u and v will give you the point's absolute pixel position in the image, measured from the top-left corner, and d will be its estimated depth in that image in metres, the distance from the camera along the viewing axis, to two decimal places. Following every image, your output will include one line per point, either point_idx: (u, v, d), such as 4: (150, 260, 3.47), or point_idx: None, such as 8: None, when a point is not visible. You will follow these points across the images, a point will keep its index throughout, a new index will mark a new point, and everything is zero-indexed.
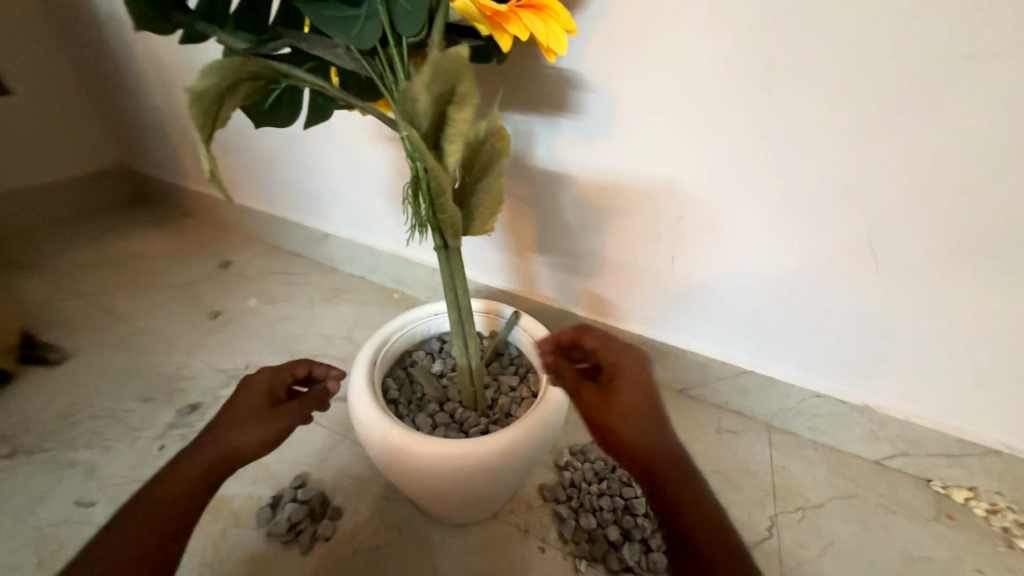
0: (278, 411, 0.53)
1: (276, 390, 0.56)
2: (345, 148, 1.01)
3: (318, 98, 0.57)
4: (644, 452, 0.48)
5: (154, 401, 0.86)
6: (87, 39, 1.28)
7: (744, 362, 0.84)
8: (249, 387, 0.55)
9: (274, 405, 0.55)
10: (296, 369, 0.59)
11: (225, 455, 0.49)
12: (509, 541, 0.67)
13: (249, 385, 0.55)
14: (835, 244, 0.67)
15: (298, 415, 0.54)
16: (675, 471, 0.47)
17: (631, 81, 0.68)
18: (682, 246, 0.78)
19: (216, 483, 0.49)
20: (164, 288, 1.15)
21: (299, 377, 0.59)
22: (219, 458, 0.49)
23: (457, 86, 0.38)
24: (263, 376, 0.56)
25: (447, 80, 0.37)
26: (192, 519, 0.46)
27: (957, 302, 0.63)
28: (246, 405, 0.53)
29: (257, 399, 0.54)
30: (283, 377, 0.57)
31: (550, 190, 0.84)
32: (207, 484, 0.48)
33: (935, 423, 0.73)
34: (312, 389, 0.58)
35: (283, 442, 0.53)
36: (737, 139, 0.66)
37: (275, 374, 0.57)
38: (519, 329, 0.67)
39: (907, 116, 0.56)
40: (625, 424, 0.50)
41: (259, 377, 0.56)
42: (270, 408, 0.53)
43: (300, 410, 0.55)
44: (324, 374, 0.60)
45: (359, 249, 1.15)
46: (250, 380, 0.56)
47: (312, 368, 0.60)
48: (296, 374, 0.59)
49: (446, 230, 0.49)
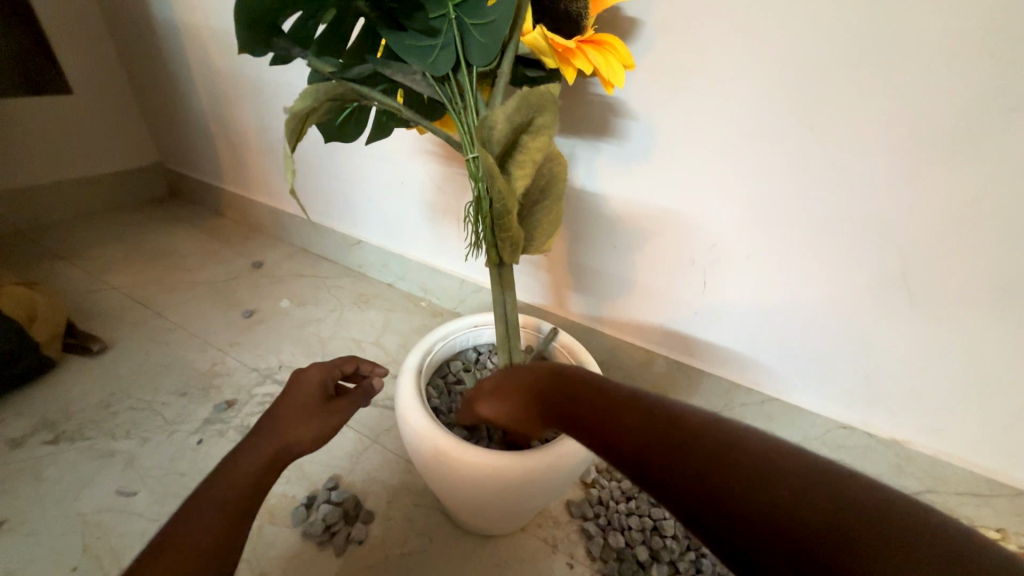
0: (331, 407, 0.58)
1: (327, 384, 0.61)
2: (384, 159, 1.04)
3: (383, 116, 0.60)
4: (658, 443, 0.39)
5: (190, 396, 0.88)
6: (141, 43, 1.33)
7: (770, 389, 0.84)
8: (303, 381, 0.59)
9: (326, 401, 0.59)
10: (345, 365, 0.64)
11: (283, 448, 0.52)
12: (537, 556, 0.68)
13: (303, 380, 0.59)
14: (874, 279, 0.68)
15: (348, 411, 0.59)
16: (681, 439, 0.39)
17: (677, 112, 0.71)
18: (715, 273, 0.79)
19: (275, 475, 0.52)
20: (199, 285, 1.18)
21: (347, 373, 0.64)
22: (278, 451, 0.52)
23: (537, 118, 0.43)
24: (315, 373, 0.61)
25: (529, 112, 0.42)
26: (252, 512, 0.48)
27: (992, 342, 0.64)
28: (302, 399, 0.58)
29: (312, 393, 0.58)
30: (333, 373, 0.62)
31: (587, 210, 0.86)
32: (270, 475, 0.51)
33: (965, 460, 0.73)
34: (359, 386, 0.62)
35: (335, 435, 0.57)
36: (780, 171, 0.68)
37: (326, 370, 0.61)
38: (555, 345, 0.70)
39: (951, 160, 0.58)
40: (604, 427, 0.42)
41: (311, 373, 0.60)
42: (323, 405, 0.58)
43: (348, 407, 0.60)
44: (369, 372, 0.66)
45: (389, 256, 1.18)
46: (303, 374, 0.60)
47: (358, 366, 0.65)
48: (344, 370, 0.64)
49: (503, 248, 0.52)
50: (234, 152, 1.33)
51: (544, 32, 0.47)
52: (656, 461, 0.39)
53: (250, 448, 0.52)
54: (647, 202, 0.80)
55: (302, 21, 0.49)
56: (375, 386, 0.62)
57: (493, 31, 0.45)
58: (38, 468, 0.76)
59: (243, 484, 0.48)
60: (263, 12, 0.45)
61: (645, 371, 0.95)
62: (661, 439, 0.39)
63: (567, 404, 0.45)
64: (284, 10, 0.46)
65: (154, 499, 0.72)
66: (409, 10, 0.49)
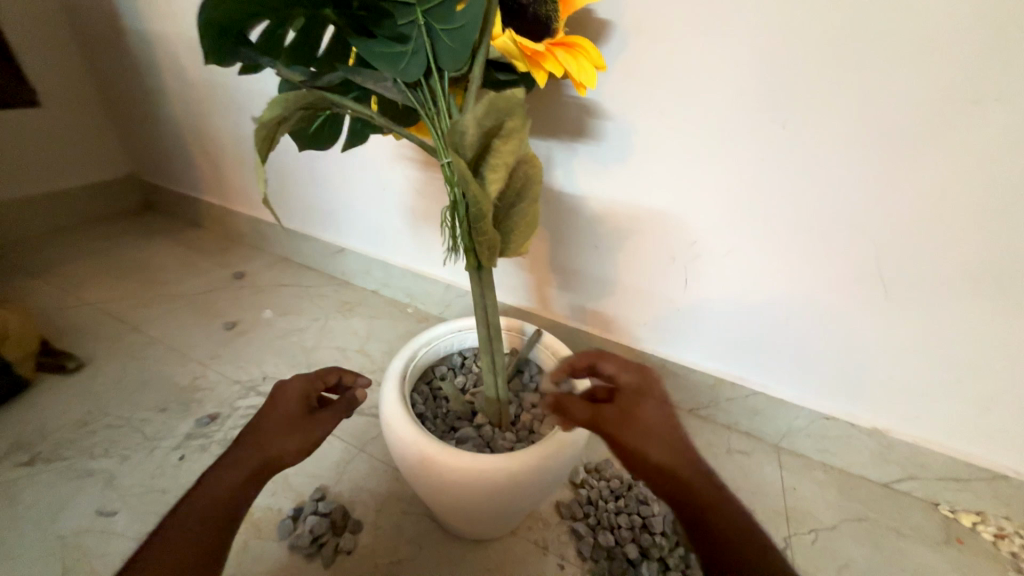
0: (314, 419, 0.57)
1: (310, 396, 0.59)
2: (365, 166, 1.04)
3: (357, 123, 0.60)
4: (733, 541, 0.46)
5: (170, 411, 0.87)
6: (114, 55, 1.32)
7: (753, 383, 0.85)
8: (285, 393, 0.58)
9: (310, 412, 0.58)
10: (326, 377, 0.63)
11: (265, 462, 0.52)
12: (528, 559, 0.68)
13: (285, 391, 0.58)
14: (847, 271, 0.69)
15: (334, 421, 0.58)
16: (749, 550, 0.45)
17: (650, 112, 0.72)
18: (695, 269, 0.80)
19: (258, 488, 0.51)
20: (179, 298, 1.16)
21: (330, 384, 0.63)
22: (260, 465, 0.51)
23: (506, 121, 0.42)
24: (298, 384, 0.59)
25: (498, 116, 0.41)
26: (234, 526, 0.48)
27: (961, 330, 0.66)
28: (283, 411, 0.56)
29: (294, 406, 0.57)
30: (316, 384, 0.61)
31: (566, 212, 0.87)
32: (252, 489, 0.50)
33: (943, 446, 0.75)
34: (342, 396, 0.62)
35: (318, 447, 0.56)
36: (753, 168, 0.69)
37: (309, 381, 0.60)
38: (540, 346, 0.70)
39: (913, 155, 0.60)
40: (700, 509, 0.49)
41: (293, 386, 0.59)
42: (307, 416, 0.57)
43: (333, 418, 0.59)
44: (352, 383, 0.65)
45: (373, 263, 1.17)
46: (283, 387, 0.59)
47: (341, 377, 0.64)
48: (327, 381, 0.63)
49: (482, 251, 0.51)
50: (211, 161, 1.31)
51: (513, 37, 0.48)
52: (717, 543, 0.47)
53: (231, 460, 0.51)
54: (627, 202, 0.80)
55: (270, 30, 0.49)
56: (358, 396, 0.63)
57: (462, 36, 0.45)
58: (13, 491, 0.74)
59: (223, 500, 0.48)
60: (229, 23, 0.45)
61: None
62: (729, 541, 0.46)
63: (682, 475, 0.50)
64: (251, 20, 0.46)
65: (135, 518, 0.71)
66: (378, 19, 0.49)
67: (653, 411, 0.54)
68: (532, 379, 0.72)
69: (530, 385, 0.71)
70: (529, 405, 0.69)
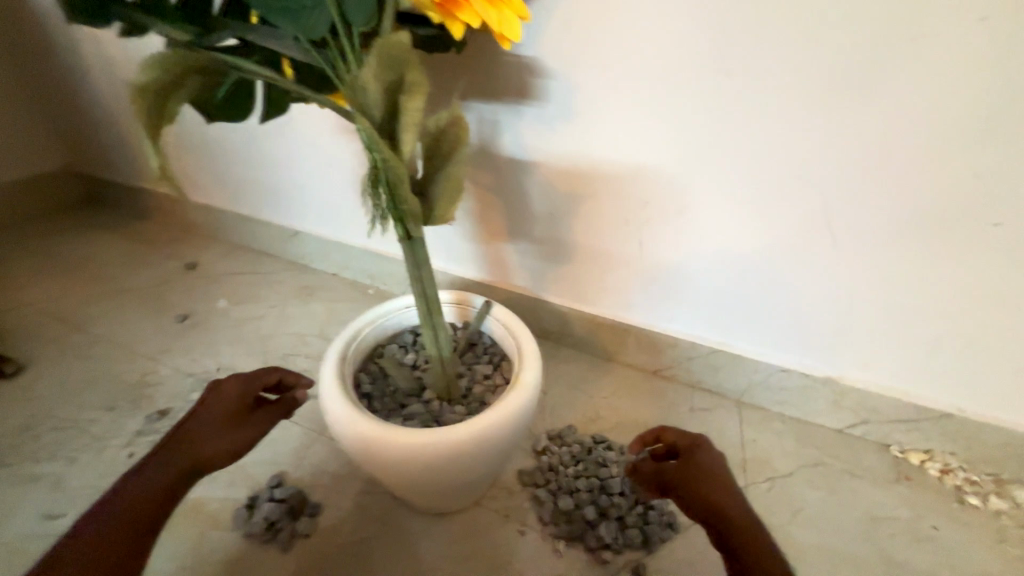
0: (249, 420, 0.56)
1: (247, 397, 0.57)
2: (309, 142, 0.99)
3: (274, 91, 0.56)
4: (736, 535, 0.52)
5: (119, 409, 0.84)
6: (29, 36, 1.22)
7: (713, 341, 0.85)
8: (219, 392, 0.56)
9: (246, 414, 0.57)
10: (266, 377, 0.58)
11: (192, 463, 0.52)
12: (489, 528, 0.68)
13: (218, 391, 0.56)
14: (794, 222, 0.68)
15: (270, 423, 0.57)
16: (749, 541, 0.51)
17: (591, 67, 0.69)
18: (648, 229, 0.79)
19: (186, 485, 0.52)
20: (126, 293, 1.11)
21: (270, 384, 0.59)
22: (187, 465, 0.52)
23: (406, 73, 0.40)
24: (232, 385, 0.57)
25: (395, 67, 0.40)
26: (152, 538, 0.49)
27: (905, 275, 0.66)
28: (216, 412, 0.55)
29: (227, 408, 0.56)
30: (254, 385, 0.57)
31: (516, 178, 0.84)
32: (179, 487, 0.51)
33: (894, 390, 0.76)
34: (283, 396, 0.59)
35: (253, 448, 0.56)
36: (697, 120, 0.67)
37: (245, 383, 0.57)
38: (491, 318, 0.68)
39: (853, 97, 0.58)
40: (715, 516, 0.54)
41: (228, 387, 0.57)
42: (241, 417, 0.56)
43: (269, 421, 0.57)
44: (295, 383, 0.59)
45: (330, 245, 1.13)
46: (218, 389, 0.56)
47: (283, 377, 0.59)
48: (267, 381, 0.59)
49: (408, 219, 0.49)
50: (150, 146, 1.24)
51: None
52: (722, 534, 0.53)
53: (155, 471, 0.51)
54: (576, 164, 0.78)
55: None
56: (300, 397, 0.59)
57: None
58: None
59: (140, 515, 0.48)
60: None
61: (593, 336, 0.95)
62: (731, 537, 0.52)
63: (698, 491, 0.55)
64: None
65: None
66: None
67: (713, 460, 0.56)
68: (486, 351, 0.70)
69: (484, 357, 0.69)
70: (482, 377, 0.68)
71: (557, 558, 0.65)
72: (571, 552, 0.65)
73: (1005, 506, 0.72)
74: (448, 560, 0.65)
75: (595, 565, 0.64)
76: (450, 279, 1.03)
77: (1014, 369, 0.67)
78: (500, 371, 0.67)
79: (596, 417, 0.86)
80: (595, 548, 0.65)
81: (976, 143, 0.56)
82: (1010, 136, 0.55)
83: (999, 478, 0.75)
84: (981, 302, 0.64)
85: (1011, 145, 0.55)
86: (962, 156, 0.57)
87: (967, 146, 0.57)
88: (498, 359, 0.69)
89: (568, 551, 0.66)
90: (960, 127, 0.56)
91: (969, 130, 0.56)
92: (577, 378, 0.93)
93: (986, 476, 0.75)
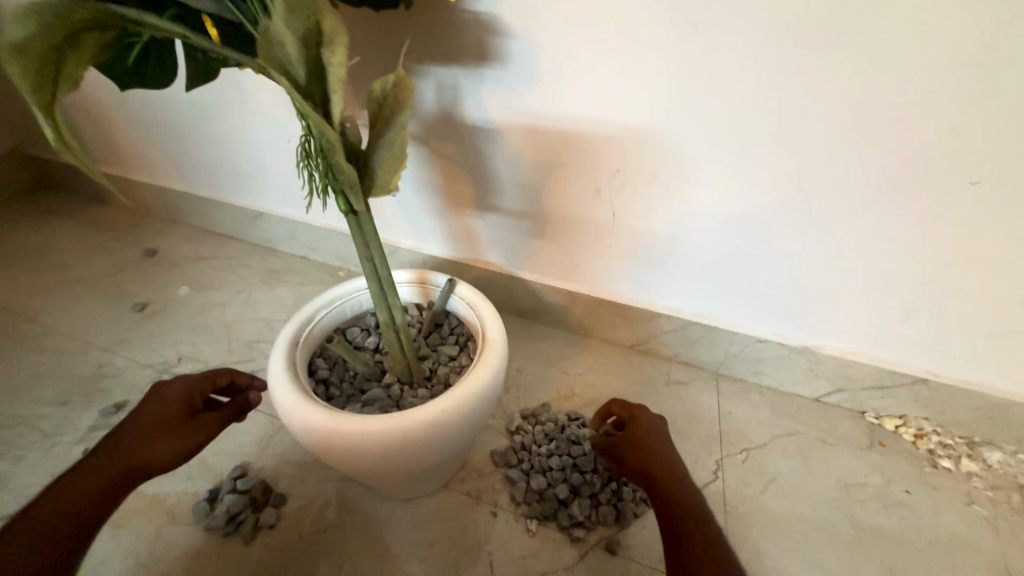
0: (196, 422, 0.55)
1: (194, 399, 0.56)
2: (261, 115, 0.92)
3: (196, 54, 0.50)
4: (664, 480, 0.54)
5: (71, 405, 0.81)
6: None
7: (689, 314, 0.83)
8: (164, 395, 0.54)
9: (192, 417, 0.55)
10: (216, 378, 0.59)
11: (134, 466, 0.50)
12: (460, 511, 0.67)
13: (164, 393, 0.54)
14: (769, 186, 0.65)
15: (218, 425, 0.56)
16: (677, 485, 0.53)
17: (553, 23, 0.64)
18: (621, 199, 0.75)
19: (124, 490, 0.49)
20: (80, 282, 1.06)
21: (220, 386, 0.59)
22: (128, 469, 0.49)
23: (321, 22, 0.36)
24: (180, 386, 0.56)
25: (307, 15, 0.35)
26: (85, 543, 0.46)
27: (882, 239, 0.64)
28: (160, 415, 0.53)
29: (173, 409, 0.54)
30: (203, 387, 0.57)
31: (481, 149, 0.79)
32: (117, 492, 0.49)
33: (870, 357, 0.75)
34: (234, 399, 0.59)
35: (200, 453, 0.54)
36: (667, 80, 0.63)
37: (194, 384, 0.56)
38: (455, 297, 0.65)
39: (829, 50, 0.55)
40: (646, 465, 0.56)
41: (173, 389, 0.55)
42: (188, 419, 0.54)
43: (218, 423, 0.56)
44: (247, 384, 0.61)
45: (296, 226, 1.07)
46: (162, 391, 0.55)
47: (234, 378, 0.60)
48: (217, 383, 0.59)
49: (348, 191, 0.46)
50: (97, 126, 1.16)
51: None
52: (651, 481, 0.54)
53: (84, 476, 0.48)
54: (544, 131, 0.73)
55: None
56: (252, 398, 0.59)
57: None
58: None
59: (64, 522, 0.45)
60: None
61: (569, 312, 0.92)
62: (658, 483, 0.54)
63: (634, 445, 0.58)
64: None
65: None
66: None
67: (658, 429, 0.59)
68: (452, 331, 0.67)
69: (449, 338, 0.67)
70: (447, 359, 0.65)
71: (529, 538, 0.64)
72: (543, 531, 0.65)
73: (976, 468, 0.73)
74: (417, 544, 0.64)
75: (569, 544, 0.63)
76: (421, 258, 1.00)
77: (989, 332, 0.66)
78: (465, 352, 0.64)
79: (572, 394, 0.84)
80: (567, 526, 0.64)
81: (957, 97, 0.53)
82: (994, 87, 0.51)
83: (972, 441, 0.75)
84: (959, 266, 0.63)
85: (995, 96, 0.52)
86: (943, 111, 0.54)
87: (948, 100, 0.53)
88: (463, 340, 0.66)
89: (540, 531, 0.65)
90: (942, 79, 0.52)
91: (951, 82, 0.52)
92: (553, 355, 0.91)
93: (958, 439, 0.75)
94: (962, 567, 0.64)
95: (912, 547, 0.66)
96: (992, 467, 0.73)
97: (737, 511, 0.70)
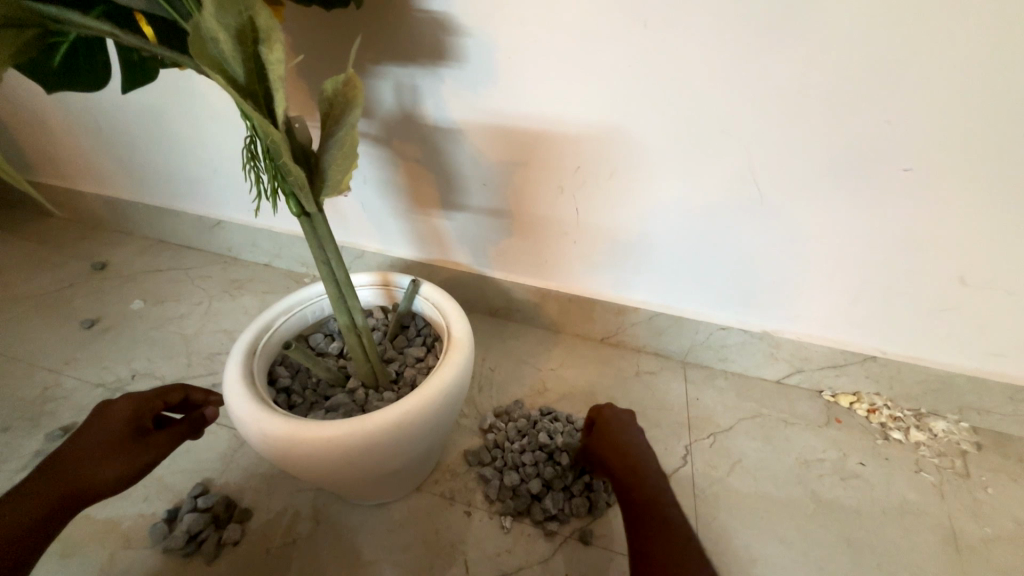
0: (146, 442, 0.52)
1: (143, 417, 0.53)
2: (215, 119, 0.88)
3: (133, 54, 0.48)
4: (626, 468, 0.57)
5: (14, 430, 0.76)
6: None
7: (656, 305, 0.85)
8: (108, 414, 0.52)
9: (140, 436, 0.53)
10: (168, 395, 0.57)
11: (78, 488, 0.47)
12: (433, 513, 0.66)
13: (108, 412, 0.52)
14: (724, 178, 0.68)
15: (171, 444, 0.54)
16: (634, 469, 0.57)
17: (508, 22, 0.64)
18: (585, 194, 0.76)
19: (68, 513, 0.47)
20: (22, 301, 1.00)
21: (172, 404, 0.57)
22: (71, 491, 0.47)
23: (255, 18, 0.35)
24: (127, 405, 0.53)
25: (240, 9, 0.34)
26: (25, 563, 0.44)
27: (829, 225, 0.67)
28: (104, 436, 0.50)
29: (119, 429, 0.51)
30: (153, 404, 0.55)
31: (444, 148, 0.78)
32: (59, 516, 0.46)
33: (824, 339, 0.79)
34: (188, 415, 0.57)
35: (147, 474, 0.52)
36: (623, 77, 0.64)
37: (143, 401, 0.54)
38: (420, 298, 0.64)
39: (772, 46, 0.57)
40: (610, 457, 0.59)
41: (119, 408, 0.52)
42: (137, 439, 0.52)
43: (170, 442, 0.54)
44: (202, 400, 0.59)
45: (256, 233, 1.03)
46: (107, 411, 0.52)
47: (188, 394, 0.58)
48: (169, 401, 0.57)
49: (299, 193, 0.44)
50: (36, 134, 1.09)
51: None
52: (612, 469, 0.58)
53: (18, 505, 0.45)
54: (506, 129, 0.73)
55: None
56: (208, 414, 0.57)
57: None
58: None
59: None
60: None
61: (540, 309, 0.93)
62: (621, 469, 0.57)
63: (597, 440, 0.61)
64: None
65: None
66: None
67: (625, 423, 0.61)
68: (419, 333, 0.67)
69: (416, 340, 0.66)
70: (414, 361, 0.64)
71: (504, 535, 0.64)
72: (518, 527, 0.65)
73: (923, 438, 0.77)
74: (390, 550, 0.63)
75: (543, 538, 0.64)
76: (388, 261, 0.98)
77: (930, 310, 0.70)
78: (433, 353, 0.64)
79: (544, 389, 0.85)
80: (541, 521, 0.65)
81: (887, 91, 0.56)
82: (921, 80, 0.54)
83: (919, 412, 0.79)
84: (898, 249, 0.66)
85: (922, 89, 0.55)
86: (877, 102, 0.57)
87: (881, 93, 0.56)
88: (431, 341, 0.65)
89: (514, 527, 0.65)
90: (875, 74, 0.55)
91: (885, 73, 0.55)
92: (525, 352, 0.91)
93: (907, 411, 0.80)
94: (913, 530, 0.67)
95: (867, 515, 0.69)
96: (938, 437, 0.77)
97: (706, 495, 0.71)
